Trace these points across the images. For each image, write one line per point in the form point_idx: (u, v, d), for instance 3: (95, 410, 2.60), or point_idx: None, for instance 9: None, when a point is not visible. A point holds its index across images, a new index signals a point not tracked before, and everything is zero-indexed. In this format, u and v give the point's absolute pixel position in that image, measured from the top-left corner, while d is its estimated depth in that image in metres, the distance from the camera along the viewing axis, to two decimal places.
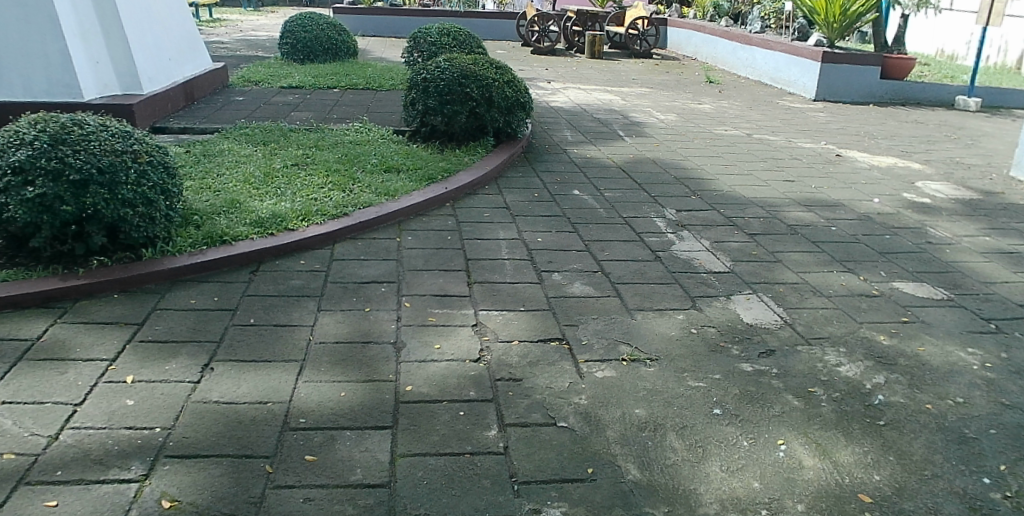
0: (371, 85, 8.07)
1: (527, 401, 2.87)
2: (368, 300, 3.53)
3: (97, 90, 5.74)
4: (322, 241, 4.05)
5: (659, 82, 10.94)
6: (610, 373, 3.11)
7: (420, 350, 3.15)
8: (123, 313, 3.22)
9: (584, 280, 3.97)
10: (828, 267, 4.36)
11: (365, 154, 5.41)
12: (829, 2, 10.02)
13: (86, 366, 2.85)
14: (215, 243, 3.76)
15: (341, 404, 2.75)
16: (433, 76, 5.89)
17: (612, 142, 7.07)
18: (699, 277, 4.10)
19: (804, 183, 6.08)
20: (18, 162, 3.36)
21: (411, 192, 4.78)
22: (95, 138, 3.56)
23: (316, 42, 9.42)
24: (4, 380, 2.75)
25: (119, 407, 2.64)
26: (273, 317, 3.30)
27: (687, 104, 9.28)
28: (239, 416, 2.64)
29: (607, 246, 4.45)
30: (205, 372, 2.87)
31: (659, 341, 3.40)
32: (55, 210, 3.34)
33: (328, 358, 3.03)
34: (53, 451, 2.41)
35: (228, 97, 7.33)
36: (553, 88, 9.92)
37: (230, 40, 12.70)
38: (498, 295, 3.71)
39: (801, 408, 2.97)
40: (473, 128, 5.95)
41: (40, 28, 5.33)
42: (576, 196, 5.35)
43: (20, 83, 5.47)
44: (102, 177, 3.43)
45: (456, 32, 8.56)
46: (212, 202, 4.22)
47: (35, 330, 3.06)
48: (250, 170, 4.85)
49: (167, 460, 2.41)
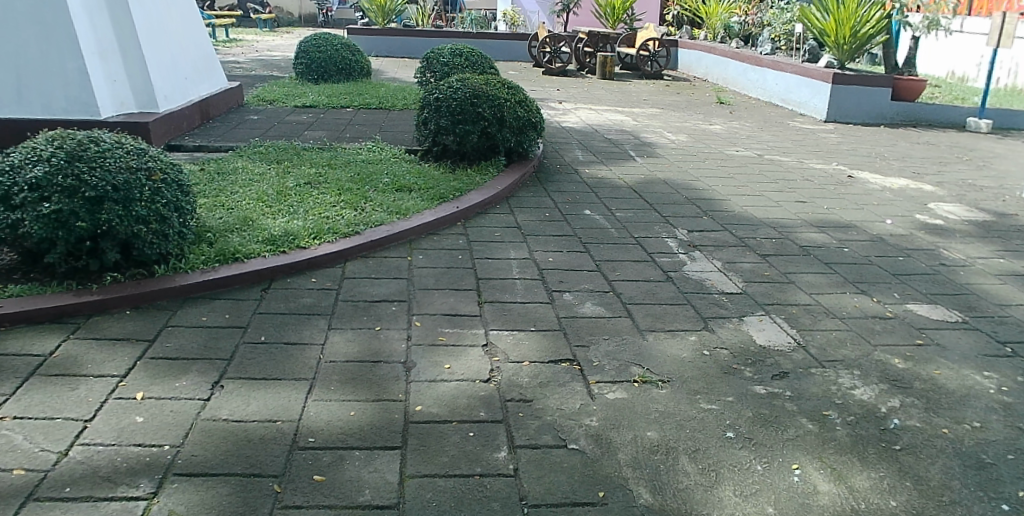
0: (384, 104, 8.11)
1: (537, 422, 2.85)
2: (378, 319, 3.52)
3: (114, 108, 5.79)
4: (332, 259, 4.05)
5: (670, 103, 10.96)
6: (622, 395, 3.09)
7: (430, 370, 3.14)
8: (133, 330, 3.23)
9: (596, 300, 3.95)
10: (841, 288, 4.33)
11: (378, 173, 5.42)
12: (839, 25, 10.05)
13: (97, 382, 2.85)
14: (227, 260, 3.77)
15: (350, 423, 2.74)
16: (445, 96, 5.92)
17: (623, 162, 7.07)
18: (711, 297, 4.08)
19: (815, 204, 6.05)
20: (35, 179, 3.39)
21: (422, 211, 4.79)
22: (111, 155, 3.58)
23: (330, 63, 9.51)
24: (15, 395, 2.75)
25: (129, 424, 2.63)
26: (283, 335, 3.30)
27: (698, 125, 9.29)
28: (248, 434, 2.63)
29: (619, 266, 4.44)
30: (215, 389, 2.87)
31: (671, 362, 3.37)
32: (70, 226, 3.35)
33: (338, 377, 3.02)
34: (62, 468, 2.40)
35: (243, 115, 7.40)
36: (563, 108, 9.96)
37: (246, 60, 12.82)
38: (509, 315, 3.70)
39: (815, 432, 2.93)
40: (484, 148, 5.97)
41: (60, 46, 5.41)
42: (588, 216, 5.35)
43: (38, 100, 5.55)
44: (117, 193, 3.45)
45: (469, 52, 8.60)
46: (225, 220, 4.23)
47: (48, 346, 3.07)
48: (263, 188, 4.87)
49: (175, 478, 2.40)
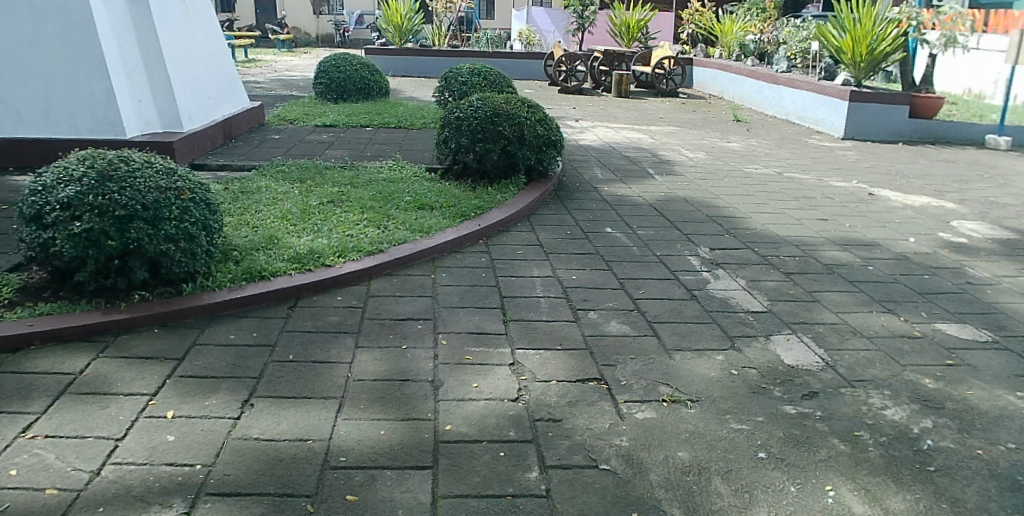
0: (404, 123, 8.16)
1: (567, 442, 2.83)
2: (404, 337, 3.52)
3: (140, 128, 5.84)
4: (356, 277, 4.05)
5: (687, 121, 10.98)
6: (651, 414, 3.06)
7: (458, 388, 3.12)
8: (162, 349, 3.23)
9: (621, 318, 3.93)
10: (867, 307, 4.29)
11: (399, 191, 5.44)
12: (856, 42, 10.06)
13: (128, 400, 2.85)
14: (254, 277, 3.77)
15: (380, 443, 2.72)
16: (466, 115, 5.96)
17: (643, 180, 7.06)
18: (737, 316, 4.05)
19: (837, 222, 6.02)
20: (66, 198, 3.41)
21: (444, 229, 4.79)
22: (142, 175, 3.60)
23: (350, 82, 9.57)
24: (47, 414, 2.75)
25: (160, 442, 2.62)
26: (311, 353, 3.29)
27: (716, 143, 9.28)
28: (279, 453, 2.62)
29: (643, 284, 4.43)
30: (245, 408, 2.86)
31: (699, 382, 3.34)
32: (101, 245, 3.36)
33: (367, 396, 3.01)
34: (95, 487, 2.40)
35: (265, 135, 7.44)
36: (581, 126, 9.98)
37: (266, 81, 12.95)
38: (535, 333, 3.68)
39: (848, 452, 2.89)
40: (505, 166, 5.98)
41: (87, 68, 5.51)
42: (609, 233, 5.34)
43: (66, 122, 5.64)
44: (147, 213, 3.46)
45: (488, 71, 8.64)
46: (250, 238, 4.25)
47: (78, 365, 3.07)
48: (287, 207, 4.88)
49: (208, 498, 2.39)
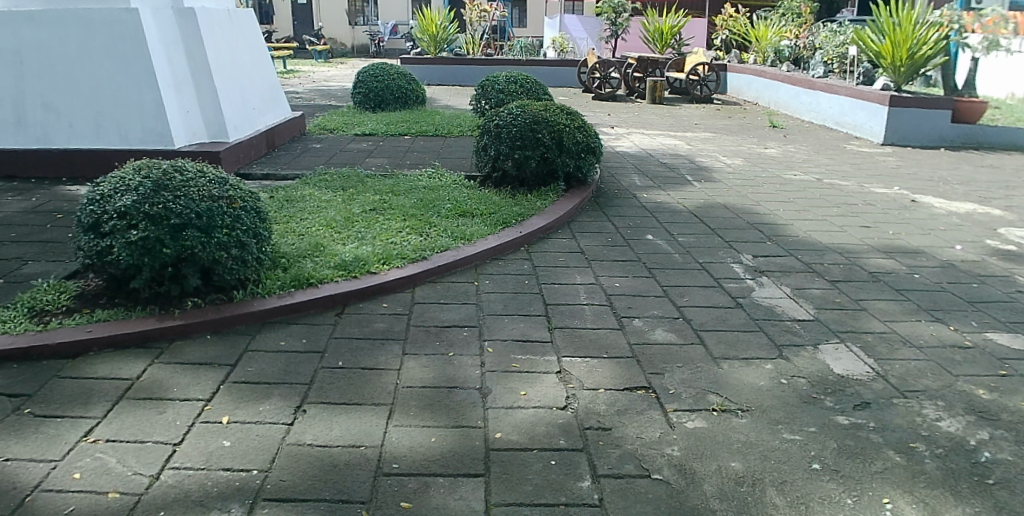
0: (441, 131, 8.20)
1: (618, 451, 2.81)
2: (451, 344, 3.52)
3: (187, 138, 5.95)
4: (401, 284, 4.07)
5: (723, 127, 10.90)
6: (701, 424, 3.03)
7: (507, 396, 3.12)
8: (215, 355, 3.28)
9: (666, 326, 3.90)
10: (915, 315, 4.20)
11: (440, 199, 5.46)
12: (896, 46, 9.86)
13: (184, 406, 2.90)
14: (302, 285, 3.81)
15: (432, 450, 2.73)
16: (505, 122, 5.97)
17: (681, 187, 7.02)
18: (784, 325, 4.00)
19: (881, 230, 5.92)
20: (123, 207, 3.48)
21: (486, 237, 4.81)
22: (195, 184, 3.66)
23: (387, 91, 9.66)
24: (106, 418, 2.80)
25: (217, 447, 2.66)
26: (360, 360, 3.32)
27: (753, 149, 9.20)
28: (333, 459, 2.63)
29: (687, 292, 4.39)
30: (298, 414, 2.89)
31: (749, 391, 3.30)
32: (156, 253, 3.42)
33: (417, 403, 3.02)
34: (155, 492, 2.44)
35: (306, 143, 7.53)
36: (617, 133, 9.95)
37: (304, 90, 13.14)
38: (580, 341, 3.67)
39: (904, 464, 2.83)
40: (544, 173, 5.98)
41: (138, 79, 5.69)
42: (650, 241, 5.31)
43: (117, 132, 5.77)
44: (200, 221, 3.51)
45: (524, 79, 8.66)
46: (297, 245, 4.29)
47: (134, 370, 3.13)
48: (331, 214, 4.93)
49: (265, 503, 2.41)
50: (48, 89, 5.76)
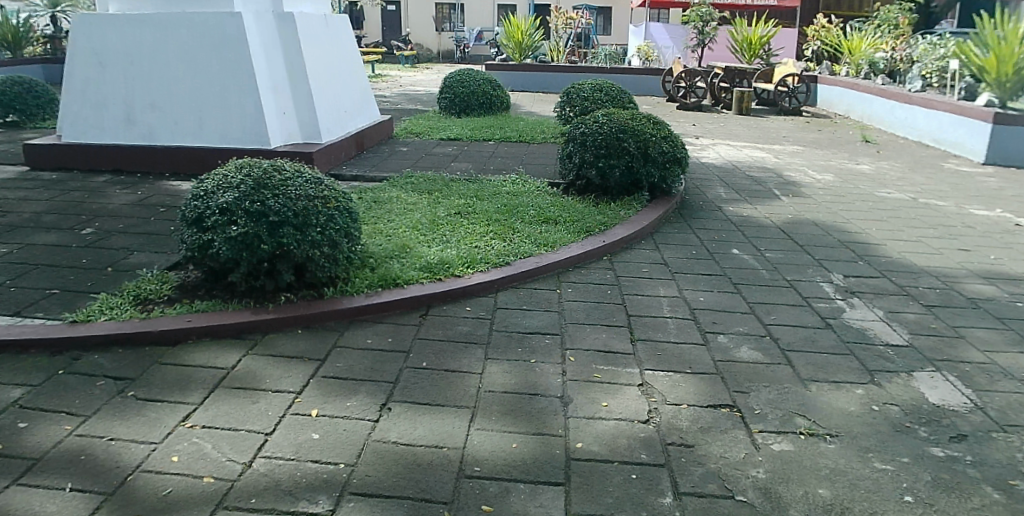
0: (524, 137, 8.25)
1: (701, 469, 2.76)
2: (533, 351, 3.53)
3: (282, 138, 6.18)
4: (484, 288, 4.11)
5: (812, 141, 10.58)
6: (787, 447, 2.94)
7: (588, 406, 3.11)
8: (306, 349, 3.38)
9: (752, 344, 3.81)
10: (1019, 347, 3.97)
11: (523, 205, 5.49)
12: (1001, 60, 9.36)
13: (275, 397, 3.00)
14: (389, 285, 3.90)
15: (513, 455, 2.74)
16: (591, 130, 5.96)
17: (768, 201, 6.85)
18: (876, 349, 3.84)
19: (981, 254, 5.62)
20: (225, 204, 3.63)
21: (569, 244, 4.80)
22: (292, 183, 3.79)
23: (473, 96, 9.78)
24: (203, 405, 2.93)
25: (306, 439, 2.74)
26: (443, 362, 3.36)
27: (844, 165, 8.89)
28: (416, 458, 2.68)
29: (774, 309, 4.28)
30: (383, 411, 2.94)
31: (838, 416, 3.18)
32: (254, 248, 3.56)
33: (499, 407, 3.04)
34: (247, 479, 2.53)
35: (393, 146, 7.70)
36: (701, 143, 9.80)
37: (392, 94, 13.44)
38: (663, 355, 3.62)
39: (1005, 503, 2.68)
40: (628, 183, 5.93)
41: (239, 81, 5.94)
42: (736, 255, 5.20)
43: (218, 131, 6.05)
44: (296, 219, 3.63)
45: (609, 87, 8.63)
46: (385, 246, 4.39)
47: (230, 360, 3.26)
48: (417, 217, 5.03)
49: (351, 497, 2.47)
50: (156, 90, 6.07)
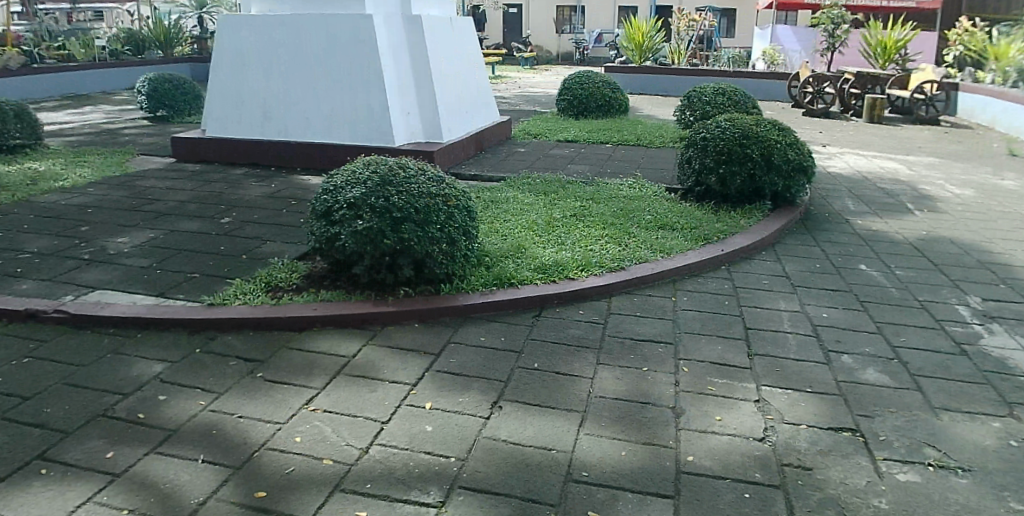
0: (642, 141, 8.15)
1: (819, 494, 2.64)
2: (645, 359, 3.49)
3: (406, 137, 6.37)
4: (597, 292, 4.10)
5: (951, 152, 9.91)
6: (915, 478, 2.77)
7: (701, 419, 3.04)
8: (422, 343, 3.47)
9: (878, 366, 3.61)
10: None
11: (640, 209, 5.43)
12: None
13: (392, 387, 3.10)
14: (504, 284, 3.95)
15: (622, 463, 2.71)
16: (712, 135, 5.81)
17: (900, 215, 6.46)
18: (1019, 380, 3.56)
19: None
20: (352, 199, 3.78)
21: (685, 252, 4.71)
22: (415, 181, 3.90)
23: (592, 98, 9.76)
24: (326, 390, 3.07)
25: (420, 431, 2.82)
26: (555, 364, 3.37)
27: (987, 179, 8.27)
28: (525, 458, 2.70)
29: (904, 331, 4.04)
30: (494, 409, 2.99)
31: (973, 449, 2.97)
32: (377, 243, 3.69)
33: (609, 414, 3.02)
34: (364, 464, 2.63)
35: (511, 147, 7.79)
36: (828, 152, 9.37)
37: (511, 95, 13.61)
38: (782, 371, 3.49)
39: None
40: (749, 191, 5.75)
41: (368, 81, 6.17)
42: (863, 271, 4.94)
43: (347, 129, 6.31)
44: (418, 216, 3.74)
45: (732, 91, 8.40)
46: (500, 246, 4.45)
47: (351, 349, 3.39)
48: (533, 218, 5.07)
49: (461, 491, 2.52)
50: (291, 89, 6.41)
